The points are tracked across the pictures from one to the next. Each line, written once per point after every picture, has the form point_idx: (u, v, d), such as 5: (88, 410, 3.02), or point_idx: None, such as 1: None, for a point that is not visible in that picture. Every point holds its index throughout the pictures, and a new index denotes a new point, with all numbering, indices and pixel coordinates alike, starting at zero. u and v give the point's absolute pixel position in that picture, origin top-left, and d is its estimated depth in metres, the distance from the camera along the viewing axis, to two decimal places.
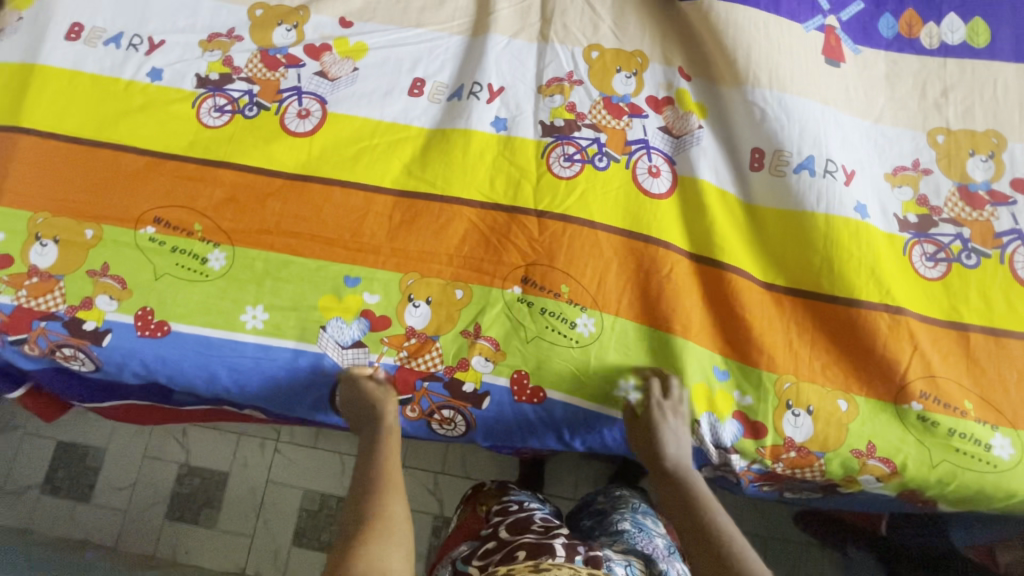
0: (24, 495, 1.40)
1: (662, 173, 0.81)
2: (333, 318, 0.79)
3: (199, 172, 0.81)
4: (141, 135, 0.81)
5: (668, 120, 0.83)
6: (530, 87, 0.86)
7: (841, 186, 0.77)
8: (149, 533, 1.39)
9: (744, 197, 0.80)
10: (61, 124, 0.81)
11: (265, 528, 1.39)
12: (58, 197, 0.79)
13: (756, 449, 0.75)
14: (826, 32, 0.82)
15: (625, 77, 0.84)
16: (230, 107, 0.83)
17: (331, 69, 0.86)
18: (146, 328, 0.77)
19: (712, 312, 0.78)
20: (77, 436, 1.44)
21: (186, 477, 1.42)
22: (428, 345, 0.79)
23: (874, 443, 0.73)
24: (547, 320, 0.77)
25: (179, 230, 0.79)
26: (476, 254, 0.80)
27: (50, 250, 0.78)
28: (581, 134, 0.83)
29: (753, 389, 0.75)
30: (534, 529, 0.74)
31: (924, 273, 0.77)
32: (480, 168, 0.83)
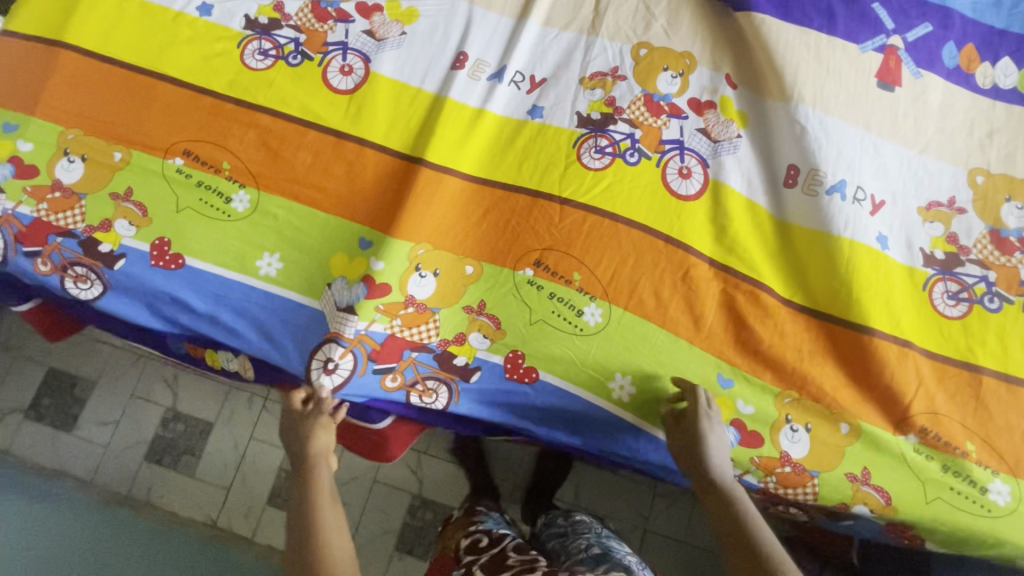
0: (6, 417, 1.39)
1: (693, 175, 0.80)
2: (339, 277, 0.78)
3: (234, 112, 0.80)
4: (183, 67, 0.81)
5: (707, 124, 0.82)
6: (572, 78, 0.85)
7: (867, 216, 0.77)
8: (126, 472, 1.38)
9: (776, 212, 0.79)
10: (105, 45, 0.81)
11: (243, 484, 1.38)
12: (92, 116, 0.78)
13: (751, 458, 0.74)
14: (884, 54, 0.82)
15: (670, 76, 0.83)
16: (274, 52, 0.83)
17: (379, 30, 0.85)
18: (161, 258, 0.77)
19: (725, 321, 0.77)
20: (68, 365, 1.43)
21: (171, 422, 1.41)
22: (426, 316, 0.78)
23: (870, 470, 0.73)
24: (555, 306, 0.77)
25: (207, 166, 0.79)
26: (494, 232, 0.80)
27: (76, 167, 0.77)
28: (616, 128, 0.82)
29: (755, 398, 0.75)
30: (511, 565, 0.77)
31: (945, 311, 0.77)
32: (513, 149, 0.83)
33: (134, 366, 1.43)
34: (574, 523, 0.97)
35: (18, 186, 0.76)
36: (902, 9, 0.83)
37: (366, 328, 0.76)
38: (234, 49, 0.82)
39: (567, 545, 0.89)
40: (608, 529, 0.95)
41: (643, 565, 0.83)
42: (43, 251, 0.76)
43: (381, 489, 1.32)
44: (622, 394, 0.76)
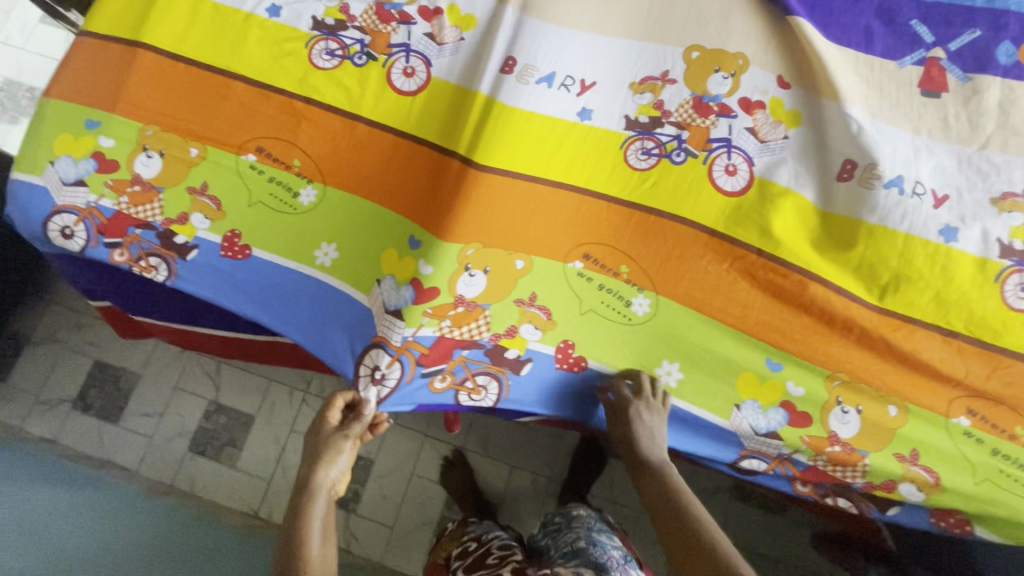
0: (55, 407, 1.42)
1: (738, 172, 0.82)
2: (388, 276, 0.79)
3: (303, 110, 0.83)
4: (254, 67, 0.84)
5: (756, 123, 0.84)
6: (622, 82, 0.85)
7: (929, 208, 0.79)
8: (170, 463, 1.41)
9: (827, 206, 0.81)
10: (180, 46, 0.84)
11: (283, 475, 1.41)
12: (169, 114, 0.82)
13: (801, 438, 0.77)
14: (924, 66, 0.84)
15: (722, 77, 0.85)
16: (341, 53, 0.85)
17: (441, 35, 0.87)
18: (231, 249, 0.80)
19: (772, 312, 0.79)
20: (114, 358, 1.46)
21: (213, 414, 1.44)
22: (475, 314, 0.79)
23: (919, 451, 0.76)
24: (603, 296, 0.80)
25: (278, 163, 0.82)
26: (547, 226, 0.81)
27: (155, 162, 0.81)
28: (662, 129, 0.83)
29: (805, 380, 0.77)
30: (489, 562, 0.85)
31: (1011, 303, 0.76)
32: (564, 148, 0.83)
33: (178, 360, 1.47)
34: (569, 518, 0.97)
35: (100, 180, 0.79)
36: (944, 22, 0.85)
37: (414, 332, 0.77)
38: (302, 48, 0.85)
39: (558, 540, 0.92)
40: (600, 522, 0.95)
41: (629, 562, 0.85)
42: (123, 242, 0.79)
43: (418, 482, 1.34)
44: (666, 380, 0.80)
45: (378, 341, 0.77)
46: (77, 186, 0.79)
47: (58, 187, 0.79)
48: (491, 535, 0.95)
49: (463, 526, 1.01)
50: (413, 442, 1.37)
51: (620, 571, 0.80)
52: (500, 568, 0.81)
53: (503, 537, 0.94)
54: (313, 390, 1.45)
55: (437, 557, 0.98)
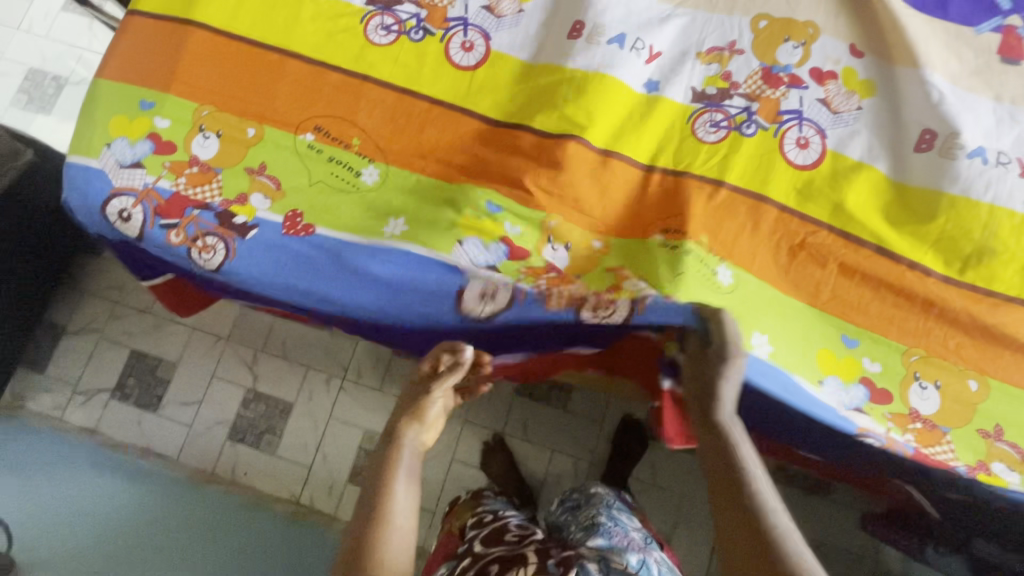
0: (94, 397, 1.42)
1: (810, 145, 0.80)
2: (470, 237, 0.77)
3: (360, 86, 0.82)
4: (309, 44, 0.82)
5: (829, 94, 0.82)
6: (688, 54, 0.84)
7: (1016, 177, 0.77)
8: (210, 451, 1.40)
9: (903, 176, 0.79)
10: (232, 23, 0.82)
11: (325, 462, 1.40)
12: (225, 94, 0.80)
13: (884, 415, 0.74)
14: (1002, 34, 0.81)
15: (791, 47, 0.83)
16: (397, 28, 0.83)
17: (499, 6, 0.85)
18: (294, 227, 0.77)
19: (850, 287, 0.77)
20: (151, 347, 1.46)
21: (252, 402, 1.44)
22: (567, 280, 0.77)
23: (1001, 426, 0.74)
24: (691, 264, 0.74)
25: (337, 141, 0.80)
26: (614, 206, 0.79)
27: (212, 143, 0.79)
28: (730, 102, 0.82)
29: (882, 356, 0.76)
30: (508, 538, 0.79)
31: None
32: (631, 122, 0.81)
33: (214, 349, 1.46)
34: (587, 496, 0.96)
35: (158, 162, 0.78)
36: None
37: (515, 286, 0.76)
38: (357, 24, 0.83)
39: (577, 516, 0.90)
40: (620, 502, 0.94)
41: (651, 543, 0.83)
42: (181, 224, 0.77)
43: (460, 468, 1.34)
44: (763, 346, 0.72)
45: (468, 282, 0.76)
46: (135, 168, 0.77)
47: (115, 169, 0.77)
48: (507, 512, 0.91)
49: (480, 497, 0.99)
50: (453, 428, 1.36)
51: (643, 551, 0.78)
52: (521, 544, 0.76)
53: (519, 516, 0.90)
54: (351, 376, 1.45)
55: (449, 529, 0.95)
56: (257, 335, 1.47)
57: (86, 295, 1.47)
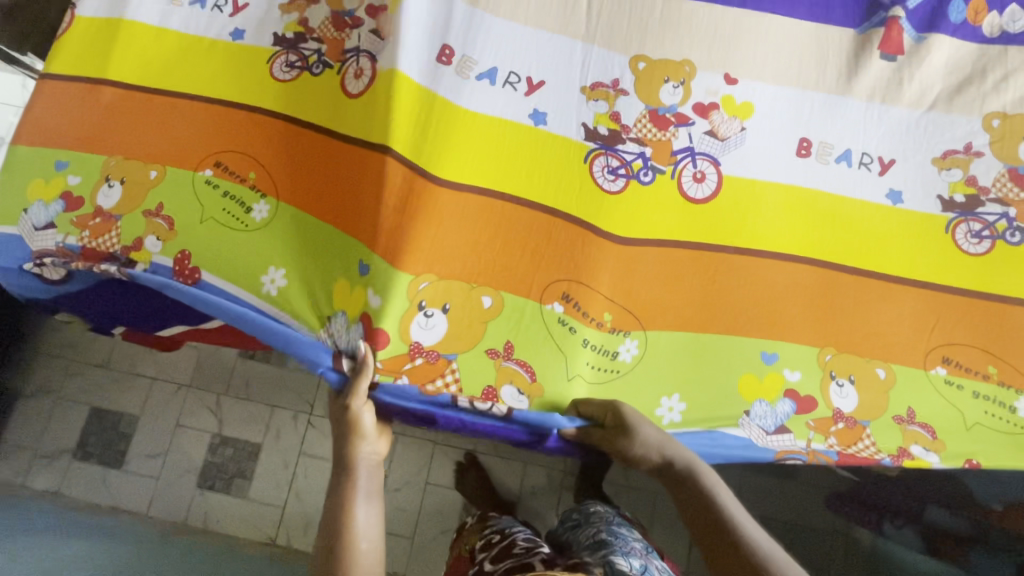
0: (55, 459, 1.40)
1: (706, 178, 0.87)
2: (338, 313, 0.78)
3: (269, 122, 0.84)
4: (227, 91, 0.85)
5: (714, 124, 0.89)
6: (574, 90, 0.89)
7: (876, 177, 0.88)
8: (180, 502, 1.39)
9: (801, 179, 0.88)
10: (149, 78, 0.84)
11: (298, 499, 1.40)
12: (143, 147, 0.82)
13: (807, 424, 0.80)
14: (885, 27, 0.91)
15: (672, 87, 0.90)
16: (301, 64, 0.87)
17: (384, 26, 0.87)
18: (182, 272, 0.78)
19: (758, 292, 0.84)
20: (110, 403, 1.44)
21: (218, 447, 1.42)
22: (443, 364, 0.78)
23: (914, 409, 0.81)
24: (590, 354, 0.82)
25: (235, 175, 0.82)
26: (507, 260, 0.83)
27: (116, 191, 0.80)
28: (625, 147, 0.88)
29: (802, 366, 0.82)
30: (515, 550, 0.81)
31: (969, 249, 0.86)
32: (518, 159, 0.86)
33: (174, 397, 1.45)
34: (587, 514, 0.98)
35: (66, 219, 0.79)
36: None
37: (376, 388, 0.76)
38: (264, 62, 0.87)
39: (578, 535, 0.91)
40: (619, 518, 0.96)
41: (651, 554, 0.86)
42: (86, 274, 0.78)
43: (434, 490, 1.33)
44: (671, 415, 0.80)
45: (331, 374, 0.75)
46: (47, 230, 0.79)
47: (30, 234, 0.79)
48: (514, 527, 0.93)
49: (485, 520, 1.00)
50: (424, 448, 1.34)
51: (643, 558, 0.81)
52: (529, 554, 0.77)
53: (526, 531, 0.90)
54: (317, 411, 1.45)
55: (458, 552, 0.96)
56: (219, 379, 1.46)
57: (36, 356, 1.45)
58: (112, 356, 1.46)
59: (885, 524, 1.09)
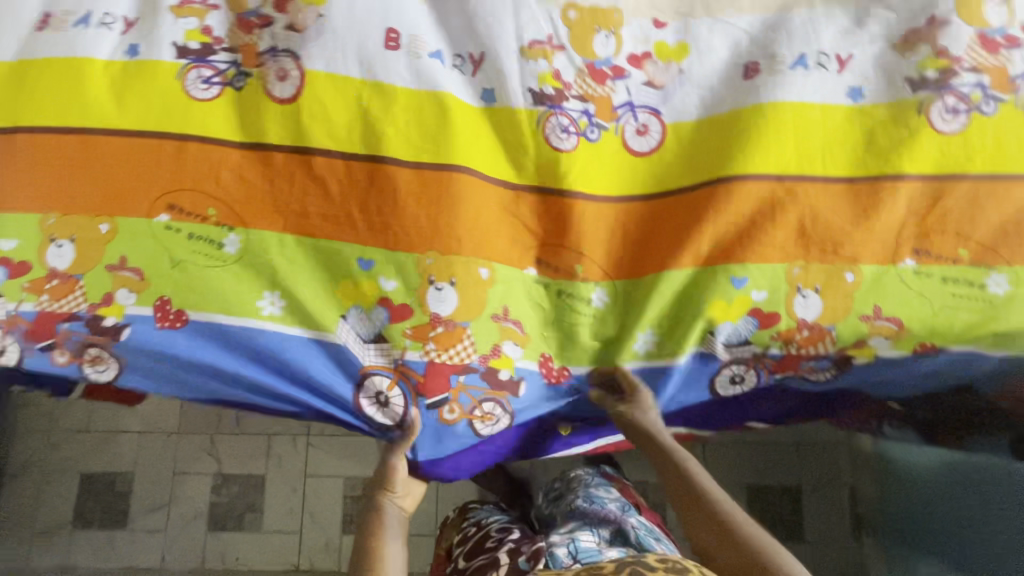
0: (56, 533, 1.35)
1: (648, 131, 0.87)
2: (351, 307, 0.86)
3: (201, 149, 0.85)
4: (147, 119, 0.85)
5: (650, 74, 0.88)
6: (512, 51, 0.87)
7: (836, 75, 0.86)
8: (193, 549, 1.36)
9: (758, 96, 0.85)
10: (65, 117, 0.85)
11: (314, 521, 1.38)
12: (80, 197, 0.85)
13: (770, 336, 0.86)
14: None
15: (604, 36, 0.88)
16: (219, 79, 0.86)
17: (299, 20, 0.86)
18: (167, 318, 0.85)
19: (726, 224, 0.84)
20: (100, 465, 1.39)
21: (222, 487, 1.39)
22: (458, 333, 0.84)
23: (879, 306, 0.85)
24: (566, 301, 0.87)
25: (194, 216, 0.85)
26: (490, 234, 0.85)
27: (66, 249, 0.84)
28: (570, 105, 0.86)
29: (767, 284, 0.84)
30: (488, 544, 0.87)
31: (941, 126, 0.84)
32: (476, 143, 0.85)
33: (166, 447, 1.40)
34: (568, 481, 1.02)
35: (16, 286, 0.84)
36: None
37: (404, 355, 0.85)
38: (174, 79, 0.86)
39: (559, 506, 0.96)
40: (596, 477, 1.00)
41: (628, 510, 0.91)
42: (57, 340, 0.84)
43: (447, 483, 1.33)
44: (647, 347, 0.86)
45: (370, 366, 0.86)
46: None
47: None
48: (492, 518, 0.95)
49: (465, 512, 1.00)
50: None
51: (617, 520, 0.87)
52: (497, 551, 0.83)
53: (502, 517, 0.94)
54: (315, 431, 1.42)
55: (443, 548, 0.99)
56: (208, 419, 1.42)
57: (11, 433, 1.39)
58: (92, 418, 1.41)
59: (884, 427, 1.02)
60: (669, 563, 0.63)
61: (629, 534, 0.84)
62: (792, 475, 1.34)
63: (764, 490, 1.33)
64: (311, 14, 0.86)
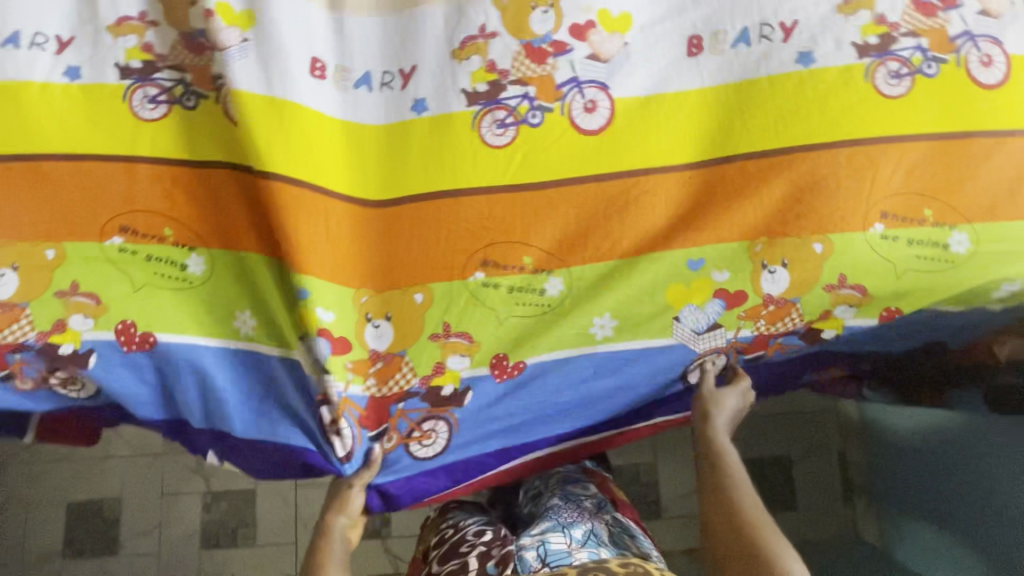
0: (46, 564, 1.34)
1: (596, 109, 0.87)
2: (302, 335, 0.85)
3: (150, 169, 0.85)
4: (94, 141, 0.85)
5: (595, 47, 0.87)
6: (445, 56, 0.88)
7: (780, 45, 0.86)
8: (188, 568, 1.35)
9: (699, 78, 0.86)
10: (12, 146, 0.84)
11: (307, 531, 1.38)
12: (33, 225, 0.84)
13: (738, 316, 0.87)
14: None
15: (540, 13, 0.88)
16: (165, 97, 0.85)
17: (220, 38, 0.84)
18: (132, 341, 0.85)
19: (681, 202, 0.86)
20: (86, 493, 1.37)
21: (212, 504, 1.38)
22: (396, 364, 0.88)
23: (846, 275, 0.85)
24: (516, 296, 0.87)
25: (149, 237, 0.85)
26: (430, 250, 0.88)
27: (9, 278, 0.84)
28: (508, 94, 0.88)
29: (728, 265, 0.86)
30: (461, 547, 0.88)
31: (886, 90, 0.84)
32: (414, 158, 0.88)
33: (152, 468, 1.39)
34: (547, 479, 1.04)
35: None
36: None
37: (346, 389, 0.86)
38: (119, 100, 0.85)
39: (538, 504, 1.00)
40: (573, 474, 1.04)
41: (602, 509, 0.95)
42: (16, 371, 0.86)
43: None
44: (603, 331, 0.87)
45: (325, 394, 0.85)
46: None
47: None
48: (470, 519, 0.96)
49: (445, 513, 1.01)
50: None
51: (590, 520, 0.91)
52: (468, 557, 0.85)
53: (478, 519, 0.94)
54: None
55: (418, 550, 1.00)
56: None
57: None
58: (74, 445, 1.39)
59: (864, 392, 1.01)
60: (630, 567, 0.75)
61: (600, 535, 0.89)
62: (783, 444, 1.34)
63: (754, 463, 1.33)
64: (237, 39, 0.85)
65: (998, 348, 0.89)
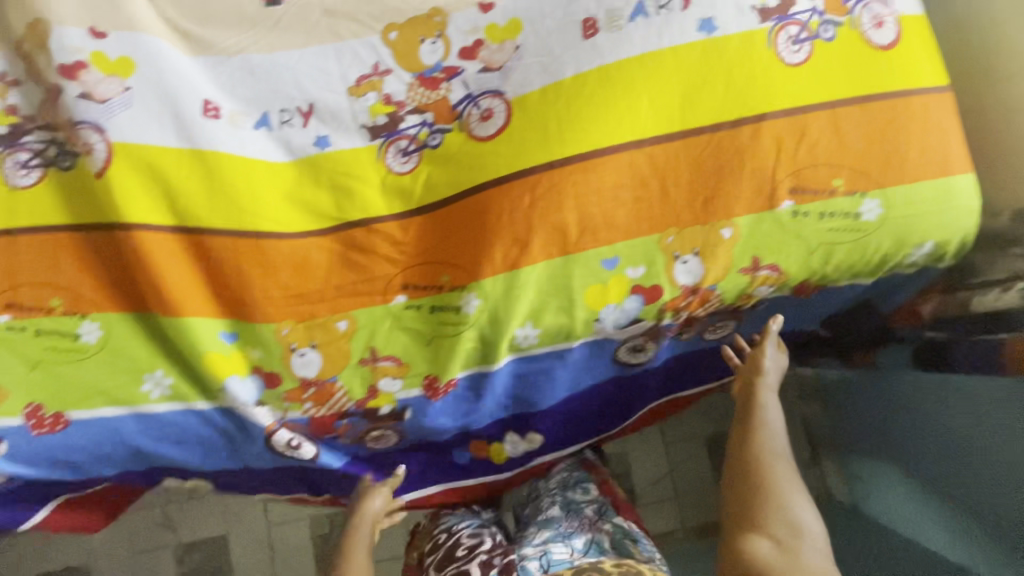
0: None
1: (493, 116, 0.85)
2: (228, 378, 0.85)
3: (29, 240, 0.81)
4: None
5: (485, 60, 0.85)
6: (341, 93, 0.86)
7: (679, 14, 0.82)
8: None
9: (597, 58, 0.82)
10: None
11: (286, 566, 1.37)
12: None
13: (659, 308, 0.86)
14: None
15: (430, 44, 0.86)
16: (36, 162, 0.81)
17: (98, 91, 0.79)
18: (43, 424, 0.84)
19: (587, 201, 0.81)
20: (52, 564, 1.34)
21: (185, 555, 1.36)
22: (329, 390, 0.89)
23: (758, 256, 0.84)
24: (437, 316, 0.86)
25: (37, 309, 0.81)
26: (348, 280, 0.86)
27: None
28: (406, 124, 0.86)
29: (643, 260, 0.83)
30: (460, 554, 0.95)
31: (790, 58, 0.81)
32: (320, 190, 0.86)
33: (120, 528, 1.36)
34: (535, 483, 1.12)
35: None
36: None
37: (283, 415, 0.90)
38: None
39: (535, 508, 1.07)
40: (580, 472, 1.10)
41: (603, 515, 1.01)
42: None
43: None
44: (526, 338, 0.86)
45: (271, 426, 0.90)
46: None
47: None
48: (465, 523, 1.03)
49: (438, 519, 1.06)
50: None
51: (591, 531, 0.98)
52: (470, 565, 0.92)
53: (472, 524, 1.02)
54: None
55: (412, 559, 1.05)
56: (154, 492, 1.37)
57: None
58: None
59: (804, 351, 1.08)
60: (624, 567, 0.86)
61: (602, 543, 0.96)
62: None
63: (720, 440, 1.42)
64: (113, 106, 0.79)
65: (920, 306, 0.91)
